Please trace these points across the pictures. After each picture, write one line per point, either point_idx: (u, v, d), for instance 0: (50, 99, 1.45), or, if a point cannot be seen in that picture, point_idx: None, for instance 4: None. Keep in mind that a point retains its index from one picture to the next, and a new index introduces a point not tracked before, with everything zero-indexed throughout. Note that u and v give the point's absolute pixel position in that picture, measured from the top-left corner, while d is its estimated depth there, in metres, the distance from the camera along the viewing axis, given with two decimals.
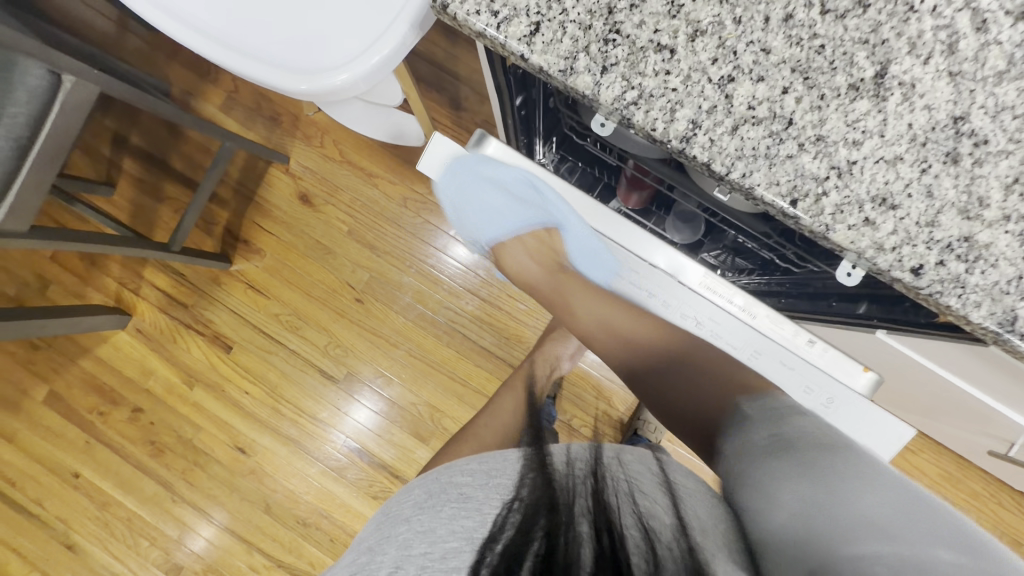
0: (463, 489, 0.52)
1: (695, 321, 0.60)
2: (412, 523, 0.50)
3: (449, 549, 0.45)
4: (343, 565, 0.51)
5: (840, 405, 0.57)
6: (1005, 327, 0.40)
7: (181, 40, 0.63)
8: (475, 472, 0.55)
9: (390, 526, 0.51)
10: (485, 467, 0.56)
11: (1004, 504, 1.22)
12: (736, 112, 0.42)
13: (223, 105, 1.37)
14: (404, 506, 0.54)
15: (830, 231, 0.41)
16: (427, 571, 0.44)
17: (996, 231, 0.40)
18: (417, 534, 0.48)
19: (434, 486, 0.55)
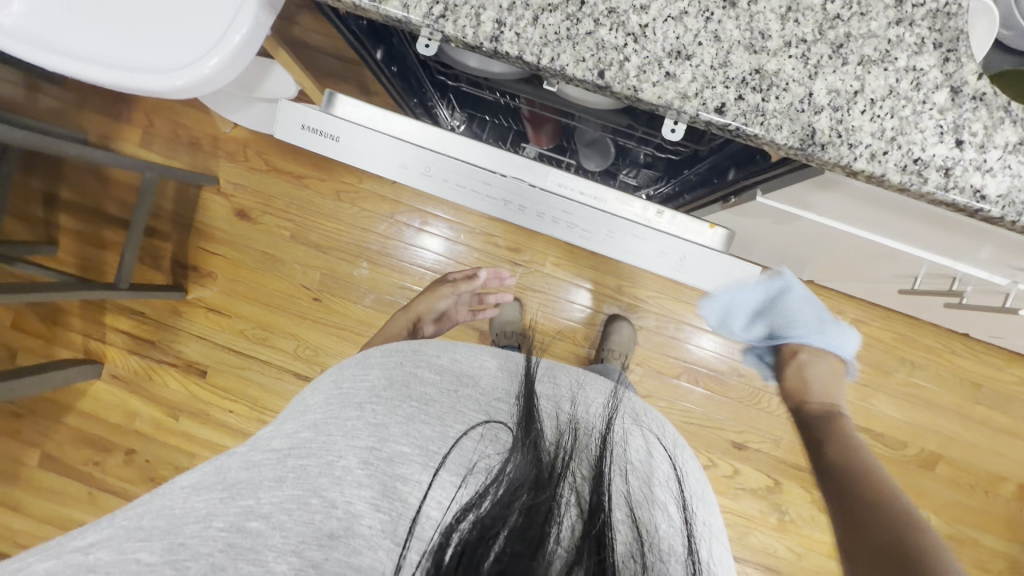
0: (428, 392, 0.48)
1: (552, 220, 0.53)
2: (362, 412, 0.45)
3: (398, 453, 0.42)
4: (282, 435, 0.45)
5: (692, 262, 0.52)
6: (806, 142, 0.45)
7: (61, 70, 0.68)
8: (442, 373, 0.51)
9: (340, 407, 0.46)
10: (452, 374, 0.51)
11: (958, 352, 1.29)
12: (533, 4, 0.46)
13: (143, 141, 1.40)
14: (354, 388, 0.48)
15: (639, 91, 0.45)
16: (372, 472, 0.41)
17: (781, 59, 0.45)
18: (367, 425, 0.43)
19: (397, 375, 0.49)
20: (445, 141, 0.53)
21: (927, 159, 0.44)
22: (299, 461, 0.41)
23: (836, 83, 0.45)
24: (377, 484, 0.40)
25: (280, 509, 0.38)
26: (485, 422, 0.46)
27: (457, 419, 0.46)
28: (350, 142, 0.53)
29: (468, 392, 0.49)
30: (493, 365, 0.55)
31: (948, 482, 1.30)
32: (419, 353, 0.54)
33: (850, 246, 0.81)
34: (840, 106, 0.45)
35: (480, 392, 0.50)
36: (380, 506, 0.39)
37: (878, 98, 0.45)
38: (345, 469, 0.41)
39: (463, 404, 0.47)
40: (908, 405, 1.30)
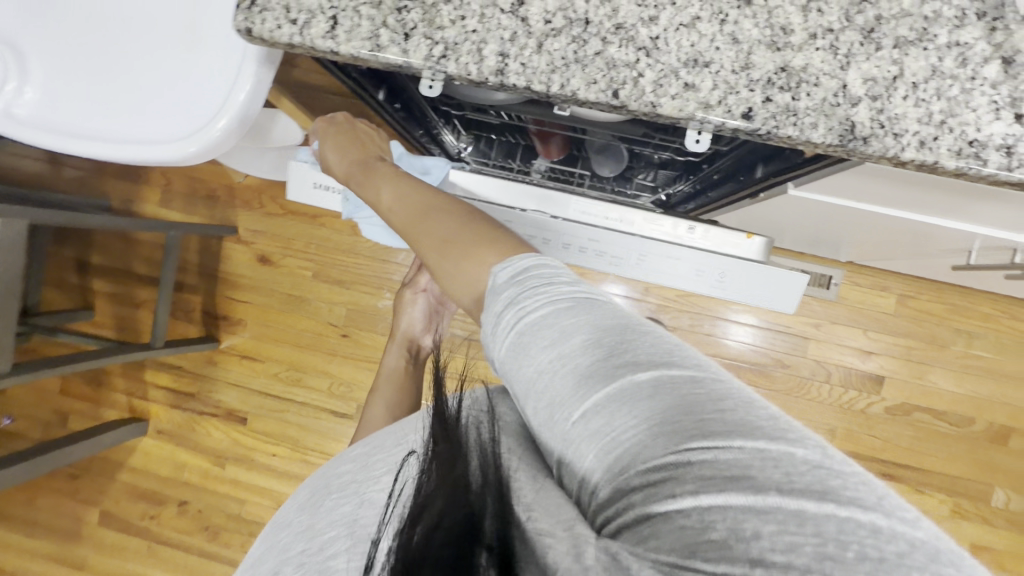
0: (344, 478, 0.39)
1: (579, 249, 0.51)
2: (352, 503, 0.35)
3: (324, 539, 0.34)
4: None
5: (733, 276, 0.49)
6: (847, 137, 0.42)
7: (79, 152, 0.69)
8: (357, 457, 0.41)
9: (285, 524, 0.38)
10: (366, 449, 0.41)
11: (1018, 316, 1.21)
12: (536, 30, 0.44)
13: (161, 200, 1.43)
14: (338, 479, 0.39)
15: (658, 106, 0.43)
16: (305, 567, 0.33)
17: (808, 53, 0.42)
18: (306, 531, 0.36)
19: (318, 482, 0.41)
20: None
21: (984, 139, 0.41)
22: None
23: (872, 71, 0.41)
24: (313, 574, 0.32)
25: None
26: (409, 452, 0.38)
27: (375, 481, 0.37)
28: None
29: (383, 453, 0.40)
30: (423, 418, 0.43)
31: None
32: (333, 467, 0.42)
33: (890, 227, 0.76)
34: (879, 94, 0.41)
35: (390, 447, 0.40)
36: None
37: (921, 80, 0.41)
38: (336, 571, 0.32)
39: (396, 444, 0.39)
40: (970, 378, 1.22)
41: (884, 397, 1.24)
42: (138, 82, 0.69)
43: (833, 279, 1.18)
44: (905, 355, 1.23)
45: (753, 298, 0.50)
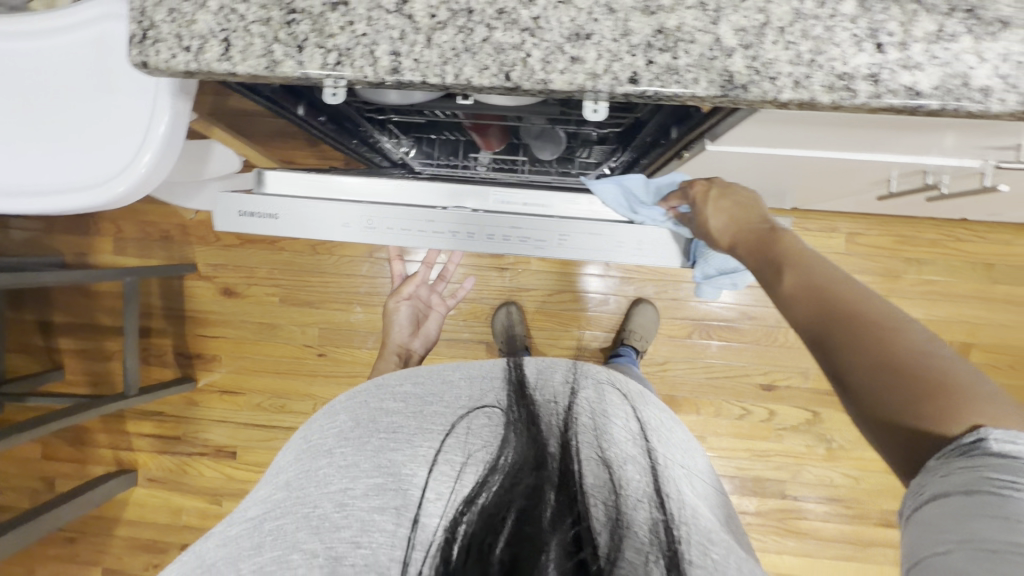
0: (394, 420, 0.50)
1: (504, 238, 0.52)
2: (332, 459, 0.47)
3: (372, 486, 0.44)
4: (257, 503, 0.48)
5: (653, 241, 0.51)
6: (728, 87, 0.44)
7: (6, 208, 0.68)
8: (407, 398, 0.53)
9: (312, 459, 0.48)
10: (418, 392, 0.53)
11: (961, 237, 1.26)
12: (423, 26, 0.45)
13: (116, 248, 1.41)
14: (321, 438, 0.51)
15: (550, 82, 0.45)
16: (347, 512, 0.43)
17: (680, 13, 0.44)
18: (338, 470, 0.46)
19: (362, 414, 0.51)
20: (385, 192, 0.53)
21: (852, 71, 0.43)
22: (276, 522, 0.44)
23: (741, 22, 0.44)
24: (354, 523, 0.42)
25: (262, 571, 0.40)
26: (485, 408, 0.50)
27: (427, 438, 0.48)
28: (291, 216, 0.53)
29: (436, 408, 0.51)
30: (474, 373, 0.56)
31: (986, 368, 1.27)
32: (382, 388, 0.55)
33: (816, 168, 0.80)
34: (750, 43, 0.44)
35: (448, 402, 0.52)
36: (360, 542, 0.41)
37: (787, 25, 0.44)
38: (322, 517, 0.43)
39: (431, 415, 0.50)
40: (926, 303, 1.27)
41: None
42: (55, 129, 0.69)
43: (784, 228, 1.25)
44: None
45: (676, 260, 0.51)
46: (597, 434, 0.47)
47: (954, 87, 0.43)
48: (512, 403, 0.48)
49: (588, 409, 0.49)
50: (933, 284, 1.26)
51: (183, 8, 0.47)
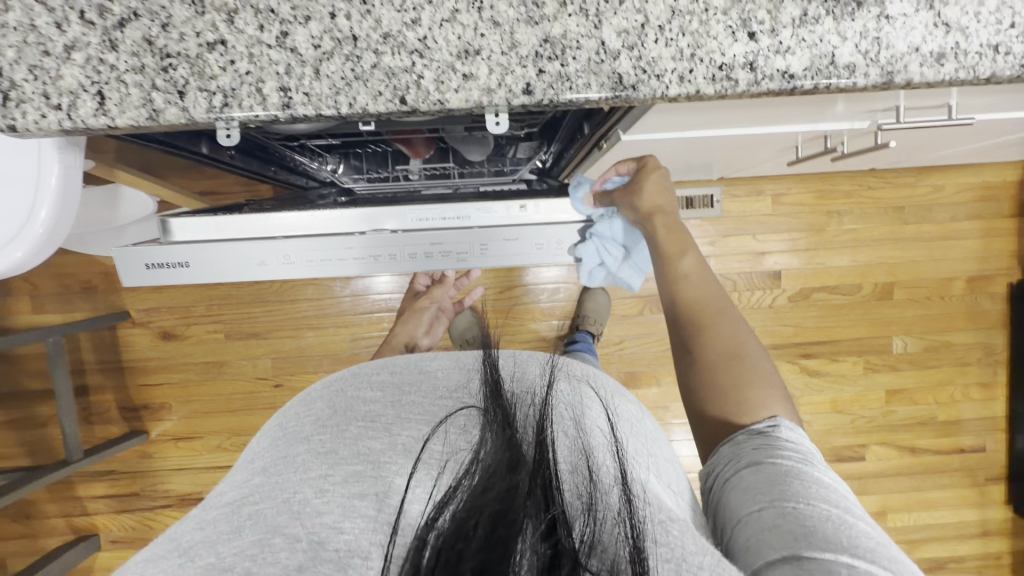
0: (372, 409, 0.39)
1: (425, 256, 0.53)
2: (310, 443, 0.37)
3: (351, 472, 0.35)
4: (235, 485, 0.38)
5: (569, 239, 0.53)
6: (618, 88, 0.45)
7: None
8: (386, 386, 0.41)
9: (286, 446, 0.38)
10: (397, 380, 0.42)
11: (872, 186, 1.35)
12: (309, 58, 0.44)
13: (34, 307, 1.32)
14: (298, 423, 0.40)
15: (446, 101, 0.45)
16: (329, 496, 0.34)
17: (563, 21, 0.45)
18: (315, 455, 0.36)
19: (339, 401, 0.40)
20: (300, 224, 0.52)
21: (731, 61, 0.45)
22: (255, 507, 0.34)
23: (622, 24, 0.45)
24: (336, 507, 0.33)
25: (243, 557, 0.31)
26: (460, 409, 0.40)
27: (407, 425, 0.38)
28: (203, 262, 0.51)
29: (416, 397, 0.41)
30: (453, 365, 0.44)
31: (907, 303, 1.39)
32: (359, 376, 0.43)
33: (726, 145, 0.84)
34: (634, 43, 0.45)
35: (426, 394, 0.41)
36: (343, 526, 0.32)
37: (664, 22, 0.45)
38: (302, 502, 0.34)
39: (407, 412, 0.39)
40: (849, 250, 1.36)
41: (785, 289, 1.37)
42: None
43: (715, 198, 1.24)
44: (793, 246, 1.36)
45: None
46: (581, 427, 0.39)
47: (823, 66, 0.46)
48: (484, 397, 0.40)
49: (569, 400, 0.41)
50: (852, 233, 1.35)
51: (43, 63, 0.43)
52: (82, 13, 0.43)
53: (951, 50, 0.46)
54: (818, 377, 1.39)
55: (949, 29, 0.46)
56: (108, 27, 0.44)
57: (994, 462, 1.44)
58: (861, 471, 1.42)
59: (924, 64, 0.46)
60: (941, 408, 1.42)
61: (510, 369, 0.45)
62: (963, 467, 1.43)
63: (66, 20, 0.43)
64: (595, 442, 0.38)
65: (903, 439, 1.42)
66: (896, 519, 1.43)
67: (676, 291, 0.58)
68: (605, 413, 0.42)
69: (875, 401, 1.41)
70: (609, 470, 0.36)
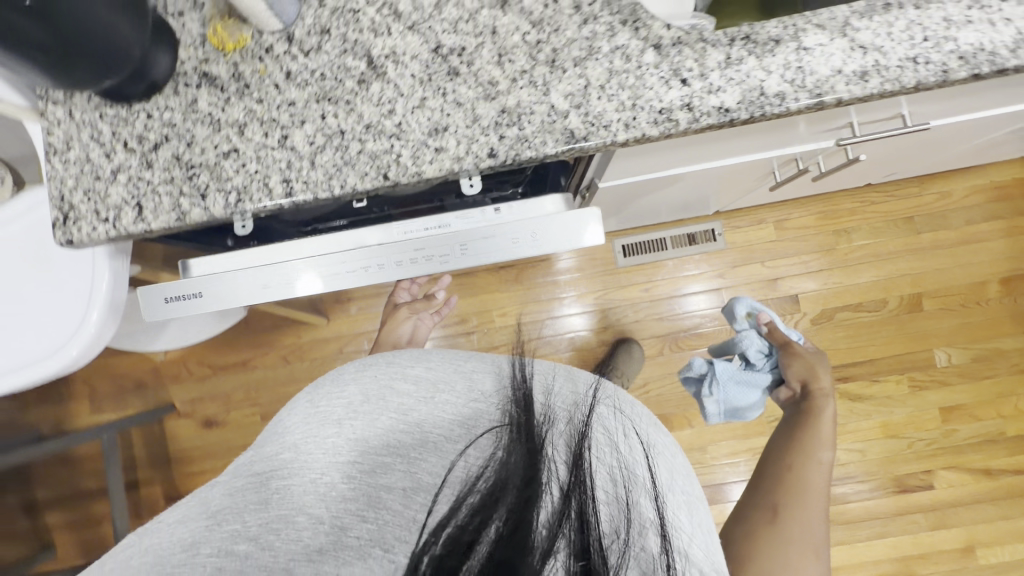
0: (405, 402, 0.43)
1: (412, 261, 0.57)
2: (342, 428, 0.42)
3: (378, 464, 0.41)
4: (262, 456, 0.42)
5: (543, 232, 0.56)
6: (571, 142, 0.51)
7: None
8: (420, 380, 0.45)
9: (317, 426, 0.42)
10: (432, 376, 0.45)
11: (876, 201, 1.35)
12: (306, 153, 0.52)
13: (91, 408, 1.42)
14: (329, 404, 0.43)
15: (423, 172, 0.52)
16: (356, 484, 0.40)
17: (516, 93, 0.52)
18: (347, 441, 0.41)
19: (372, 389, 0.44)
20: (300, 249, 0.58)
21: (669, 105, 0.51)
22: (283, 481, 0.40)
23: (568, 88, 0.52)
24: (361, 496, 0.40)
25: (267, 530, 0.37)
26: (495, 429, 0.42)
27: (439, 424, 0.43)
28: (217, 290, 0.57)
29: (450, 395, 0.44)
30: (488, 369, 0.46)
31: (941, 313, 1.32)
32: (392, 364, 0.46)
33: (706, 179, 0.88)
34: (580, 103, 0.51)
35: (460, 394, 0.44)
36: (368, 515, 0.39)
37: (605, 82, 0.51)
38: (329, 485, 0.40)
39: (441, 409, 0.43)
40: (864, 266, 1.34)
41: (806, 312, 1.34)
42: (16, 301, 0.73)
43: (715, 232, 1.34)
44: (805, 268, 1.35)
45: (565, 242, 0.56)
46: (621, 460, 0.41)
47: (754, 98, 0.51)
48: (517, 411, 0.42)
49: (607, 429, 0.43)
50: (863, 250, 1.34)
51: (95, 186, 0.53)
52: (123, 143, 0.53)
53: (872, 68, 0.50)
54: (862, 402, 1.32)
55: (867, 50, 0.51)
56: (145, 151, 0.53)
57: None
58: (933, 502, 1.29)
59: (849, 82, 0.50)
60: (1009, 422, 1.30)
61: (548, 383, 0.46)
62: None
63: (112, 150, 0.53)
64: (631, 470, 0.41)
65: (975, 461, 1.30)
66: (988, 555, 1.28)
67: (785, 466, 0.66)
68: (643, 447, 0.43)
69: (931, 421, 1.30)
70: (645, 510, 0.39)
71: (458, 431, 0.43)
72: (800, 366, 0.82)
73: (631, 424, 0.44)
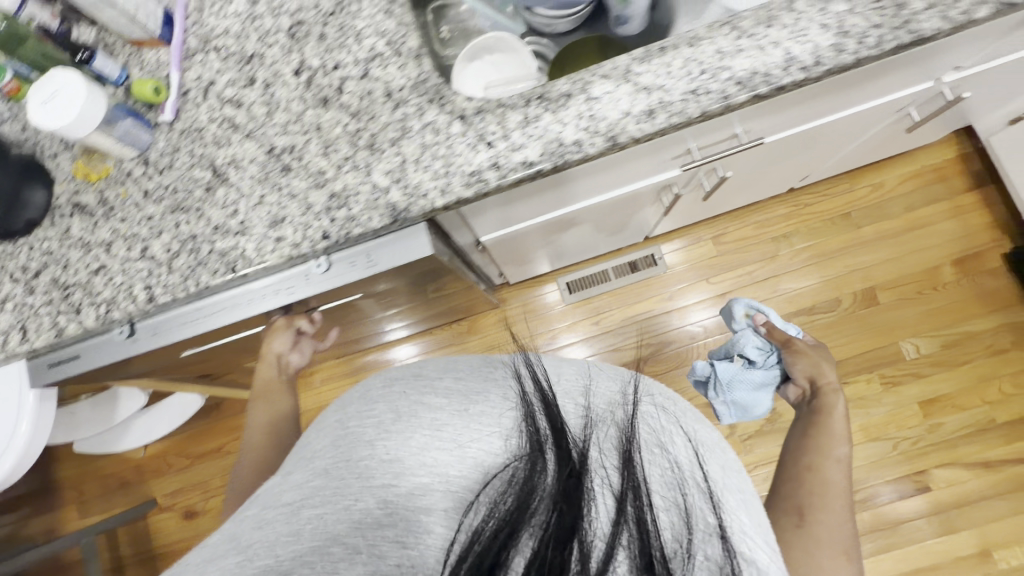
0: (437, 416, 0.37)
1: (262, 297, 0.59)
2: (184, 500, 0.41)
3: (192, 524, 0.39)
4: None
5: (376, 251, 0.58)
6: (395, 214, 0.56)
7: None
8: (451, 392, 0.38)
9: None
10: (463, 386, 0.39)
11: (809, 202, 1.36)
12: (164, 259, 0.58)
13: (81, 512, 1.46)
14: None
15: (266, 261, 0.56)
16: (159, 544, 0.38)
17: (342, 178, 0.57)
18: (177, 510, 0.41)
19: (402, 404, 0.38)
20: None
21: (478, 167, 0.55)
22: (315, 510, 0.35)
23: (387, 166, 0.57)
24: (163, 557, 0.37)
25: None
26: (538, 444, 0.37)
27: (479, 437, 0.37)
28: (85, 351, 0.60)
29: (483, 406, 0.38)
30: (509, 376, 0.40)
31: (899, 304, 1.29)
32: (414, 374, 0.40)
33: (597, 215, 0.89)
34: (399, 177, 0.56)
35: (495, 402, 0.39)
36: (406, 540, 0.34)
37: (419, 156, 0.56)
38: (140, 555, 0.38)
39: (475, 421, 0.38)
40: (810, 268, 1.33)
41: None
42: None
43: (655, 256, 1.37)
44: (751, 278, 1.35)
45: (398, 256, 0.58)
46: (672, 459, 0.36)
47: (554, 149, 0.55)
48: (550, 420, 0.38)
49: (655, 427, 0.38)
50: (805, 252, 1.34)
51: None
52: (11, 275, 0.60)
53: (656, 105, 0.54)
54: None
55: (649, 91, 0.55)
56: (29, 278, 0.59)
57: None
58: (937, 505, 1.20)
59: (637, 122, 0.54)
60: (997, 409, 1.22)
61: (579, 382, 0.41)
62: None
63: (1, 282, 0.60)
64: (686, 471, 0.36)
65: (971, 454, 1.21)
66: (1008, 558, 1.17)
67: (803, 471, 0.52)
68: (693, 446, 0.37)
69: (914, 418, 1.24)
70: (705, 516, 0.35)
71: (502, 442, 0.38)
72: (804, 363, 0.69)
73: (677, 418, 0.39)
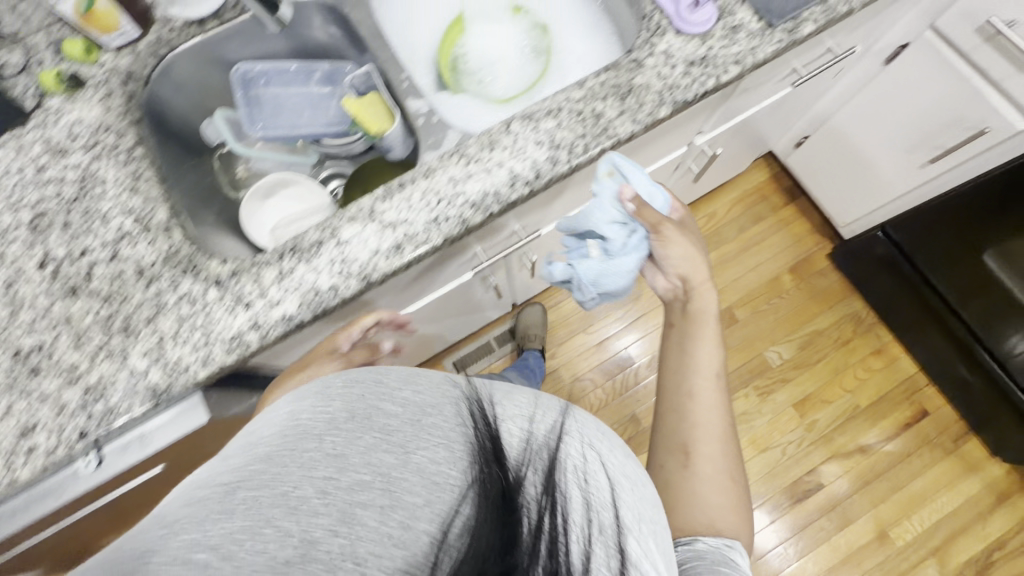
0: (336, 442, 0.33)
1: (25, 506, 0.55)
2: None
3: None
4: None
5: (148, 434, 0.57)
6: (157, 395, 0.54)
7: None
8: (409, 403, 0.35)
9: None
10: (421, 401, 0.35)
11: None
12: None
13: None
14: None
15: (18, 477, 0.52)
16: None
17: (97, 368, 0.55)
18: None
19: (358, 405, 0.34)
20: None
21: (238, 331, 0.55)
22: (198, 496, 0.31)
23: (144, 347, 0.55)
24: None
25: None
26: (461, 467, 0.33)
27: (424, 447, 0.33)
28: None
29: (434, 419, 0.35)
30: (413, 396, 0.36)
31: (755, 317, 1.39)
32: (352, 393, 0.35)
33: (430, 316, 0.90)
34: (158, 356, 0.55)
35: (445, 418, 0.35)
36: (339, 529, 0.30)
37: (177, 330, 0.55)
38: None
39: (416, 441, 0.33)
40: None
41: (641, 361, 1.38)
42: None
43: None
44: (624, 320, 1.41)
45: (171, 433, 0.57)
46: (586, 485, 0.34)
47: (310, 299, 0.56)
48: (478, 442, 0.34)
49: (578, 457, 0.35)
50: None
51: None
52: None
53: (401, 239, 0.57)
54: None
55: (393, 227, 0.58)
56: None
57: (947, 419, 1.31)
58: (832, 499, 1.27)
59: (385, 259, 0.57)
60: (857, 395, 1.33)
61: (519, 409, 0.37)
62: (924, 440, 1.30)
63: None
64: (597, 505, 0.33)
65: (846, 442, 1.30)
66: (903, 533, 1.24)
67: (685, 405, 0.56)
68: (609, 486, 0.35)
69: (792, 420, 1.32)
70: (617, 537, 0.33)
71: (441, 457, 0.33)
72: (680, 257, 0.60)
73: (603, 450, 0.36)
